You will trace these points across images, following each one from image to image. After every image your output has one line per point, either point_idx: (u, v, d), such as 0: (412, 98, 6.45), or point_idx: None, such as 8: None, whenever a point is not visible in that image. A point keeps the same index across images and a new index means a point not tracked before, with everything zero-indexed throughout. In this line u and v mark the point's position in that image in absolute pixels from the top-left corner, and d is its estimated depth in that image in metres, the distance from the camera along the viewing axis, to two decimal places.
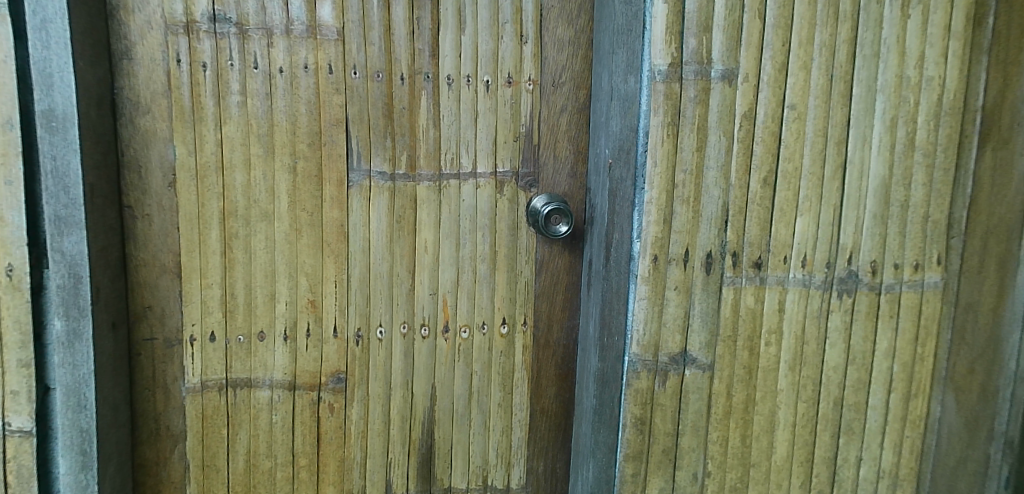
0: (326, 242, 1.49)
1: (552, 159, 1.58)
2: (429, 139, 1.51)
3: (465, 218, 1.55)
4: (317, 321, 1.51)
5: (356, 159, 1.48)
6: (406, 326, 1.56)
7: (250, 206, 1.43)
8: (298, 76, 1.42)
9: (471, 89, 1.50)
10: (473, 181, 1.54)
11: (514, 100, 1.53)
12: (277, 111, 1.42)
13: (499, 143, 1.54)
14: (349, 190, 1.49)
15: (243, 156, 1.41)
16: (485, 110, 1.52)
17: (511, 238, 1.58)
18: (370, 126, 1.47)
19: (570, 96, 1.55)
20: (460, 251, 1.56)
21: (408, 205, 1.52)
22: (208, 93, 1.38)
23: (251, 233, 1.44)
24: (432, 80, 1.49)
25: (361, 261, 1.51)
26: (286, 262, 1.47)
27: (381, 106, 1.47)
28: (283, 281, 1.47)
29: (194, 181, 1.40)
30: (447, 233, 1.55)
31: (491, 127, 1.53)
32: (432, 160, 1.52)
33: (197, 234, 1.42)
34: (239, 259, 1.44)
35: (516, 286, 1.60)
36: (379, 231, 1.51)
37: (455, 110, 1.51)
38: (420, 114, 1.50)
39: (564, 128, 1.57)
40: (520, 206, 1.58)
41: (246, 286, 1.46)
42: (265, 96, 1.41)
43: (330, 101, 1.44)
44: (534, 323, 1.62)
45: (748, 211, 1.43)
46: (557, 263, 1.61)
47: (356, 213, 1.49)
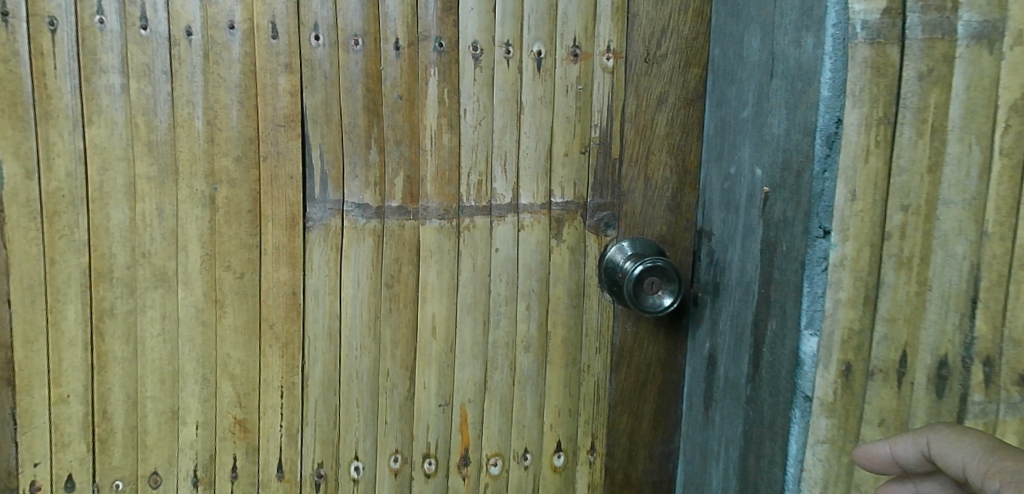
0: (267, 322, 0.89)
1: (642, 182, 0.97)
2: (443, 151, 0.91)
3: (500, 280, 0.94)
4: (251, 453, 0.90)
5: (320, 184, 0.89)
6: (399, 458, 0.94)
7: (136, 264, 0.85)
8: (221, 43, 0.84)
9: (512, 68, 0.91)
10: (512, 219, 0.94)
11: (584, 84, 0.94)
12: (183, 101, 0.84)
13: (555, 156, 0.95)
14: (307, 234, 0.90)
15: (124, 178, 0.84)
16: (534, 102, 0.93)
17: (574, 312, 0.97)
18: (343, 126, 0.88)
19: (672, 80, 0.96)
20: (489, 336, 0.95)
21: (406, 258, 0.92)
22: (60, 70, 0.80)
23: (139, 307, 0.86)
24: (446, 50, 0.89)
25: (325, 354, 0.90)
26: (198, 357, 0.87)
27: (360, 94, 0.88)
28: (193, 389, 0.87)
29: (38, 221, 0.82)
30: (470, 306, 0.94)
31: (543, 130, 0.93)
32: (445, 186, 0.92)
33: (44, 314, 0.83)
34: (116, 352, 0.85)
35: (577, 391, 0.98)
36: (358, 302, 0.91)
37: (486, 102, 0.91)
38: (428, 108, 0.90)
39: (661, 133, 0.96)
40: (589, 260, 0.97)
41: (130, 398, 0.86)
42: (160, 75, 0.83)
43: (274, 85, 0.86)
44: (607, 450, 1.00)
45: (1014, 282, 0.79)
46: (646, 353, 0.99)
47: (318, 274, 0.90)
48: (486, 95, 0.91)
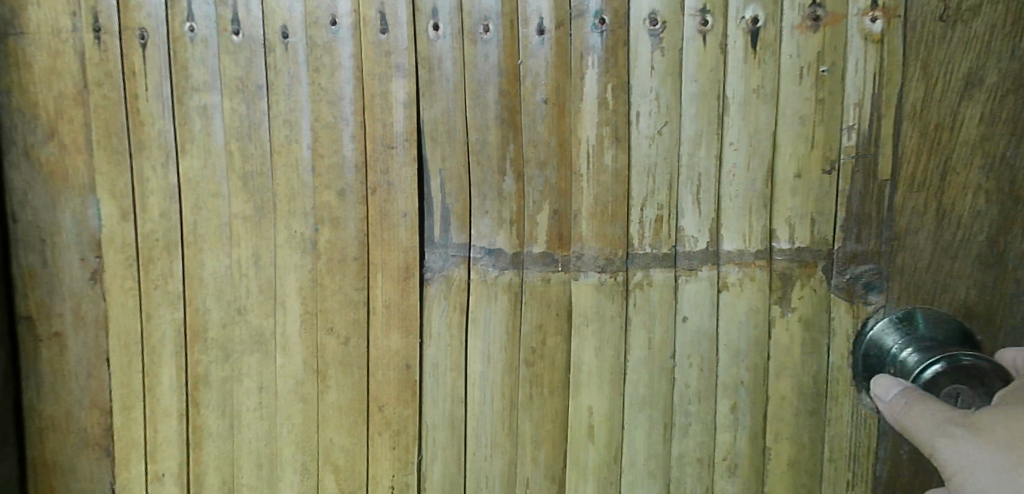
0: (375, 403, 0.69)
1: (931, 220, 0.61)
2: (608, 175, 0.63)
3: (689, 365, 0.64)
4: None
5: (441, 223, 0.66)
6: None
7: (232, 322, 0.71)
8: (324, 45, 0.65)
9: (711, 47, 0.61)
10: (710, 273, 0.63)
11: (828, 63, 0.60)
12: (281, 121, 0.67)
13: (779, 179, 0.62)
14: (425, 289, 0.67)
15: (218, 219, 0.69)
16: (746, 97, 0.61)
17: (810, 422, 0.64)
18: (470, 144, 0.65)
19: (985, 50, 0.59)
20: (672, 447, 0.65)
21: (552, 327, 0.65)
22: (152, 91, 0.68)
23: (235, 374, 0.71)
24: (611, 29, 0.61)
25: (446, 450, 0.68)
26: (297, 440, 0.71)
27: (491, 99, 0.63)
28: (291, 479, 0.72)
29: (134, 269, 0.71)
30: (644, 400, 0.65)
31: (761, 140, 0.61)
32: (609, 226, 0.63)
33: (140, 377, 0.73)
34: (212, 426, 0.73)
35: None
36: (488, 385, 0.67)
37: (670, 102, 0.61)
38: (586, 113, 0.62)
39: (966, 140, 0.60)
40: (834, 341, 0.63)
41: (226, 483, 0.73)
42: (254, 91, 0.67)
43: (386, 95, 0.65)
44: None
45: None
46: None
47: (438, 343, 0.67)
48: (672, 91, 0.61)
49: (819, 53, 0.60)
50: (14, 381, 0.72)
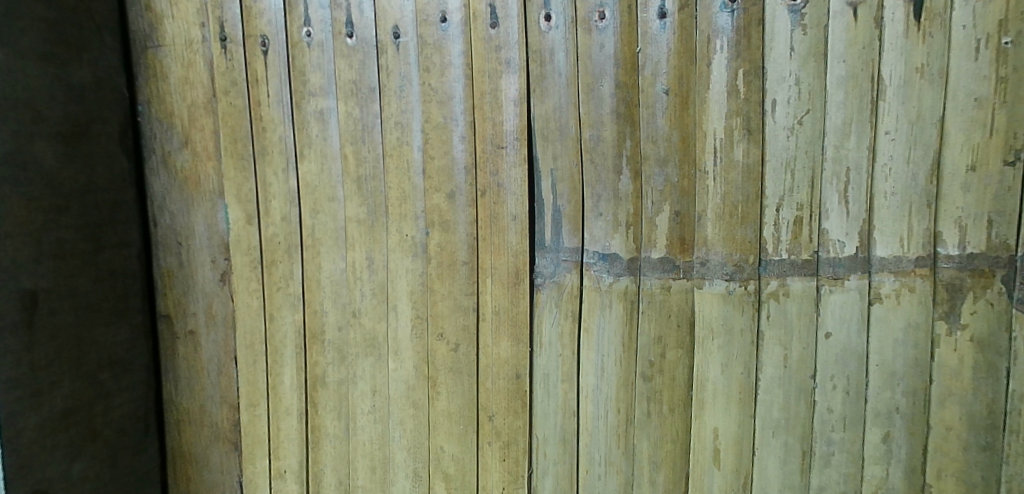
0: (485, 411, 0.67)
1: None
2: (738, 171, 0.57)
3: (832, 386, 0.56)
4: None
5: (553, 225, 0.63)
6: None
7: (348, 325, 0.72)
8: (433, 44, 0.64)
9: (863, 22, 0.53)
10: (859, 283, 0.55)
11: (1012, 33, 0.50)
12: (392, 123, 0.66)
13: (947, 172, 0.52)
14: (535, 295, 0.64)
15: (334, 222, 0.71)
16: (907, 77, 0.52)
17: (983, 459, 0.53)
18: (583, 141, 0.61)
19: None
20: (811, 480, 0.58)
21: (673, 339, 0.60)
22: (273, 98, 0.70)
23: (350, 376, 0.73)
24: (744, 7, 0.55)
25: (557, 465, 0.65)
26: (409, 445, 0.71)
27: (608, 92, 0.59)
28: (403, 484, 0.72)
29: (258, 271, 0.74)
30: (780, 425, 0.58)
31: (924, 128, 0.52)
32: (736, 229, 0.57)
33: (264, 376, 0.76)
34: (329, 427, 0.74)
35: None
36: (602, 398, 0.63)
37: (812, 87, 0.54)
38: (714, 105, 0.57)
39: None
40: (1016, 366, 0.52)
41: (342, 484, 0.75)
42: (367, 94, 0.67)
43: (496, 93, 0.62)
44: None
45: None
46: None
47: (550, 352, 0.64)
48: (815, 74, 0.54)
49: (1002, 21, 0.50)
50: (155, 369, 0.80)
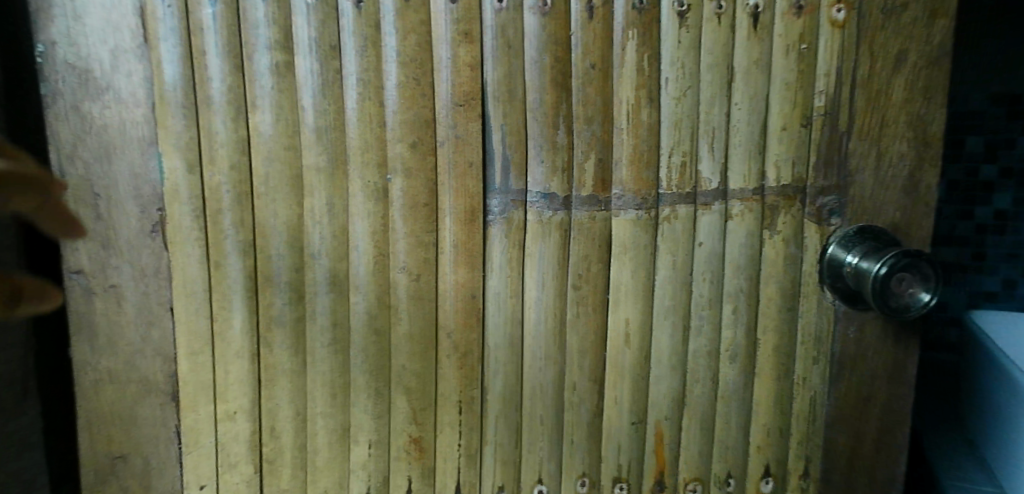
0: (443, 329, 0.79)
1: (872, 159, 0.78)
2: (643, 129, 0.77)
3: (703, 279, 0.80)
4: (426, 474, 0.83)
5: (502, 172, 0.77)
6: (587, 482, 0.84)
7: (303, 266, 0.77)
8: (395, 12, 0.72)
9: (723, 27, 0.76)
10: (720, 207, 0.79)
11: (805, 42, 0.77)
12: (353, 80, 0.73)
13: (770, 130, 0.79)
14: (487, 229, 0.77)
15: (292, 171, 0.75)
16: (747, 68, 0.77)
17: (786, 317, 0.82)
18: (527, 103, 0.75)
19: (911, 38, 0.76)
20: (689, 346, 0.82)
21: (594, 255, 0.79)
22: (221, 49, 0.71)
23: (307, 313, 0.78)
24: (647, 8, 0.75)
25: (506, 367, 0.80)
26: (370, 369, 0.80)
27: (547, 63, 0.74)
28: (364, 404, 0.80)
29: (198, 220, 0.74)
30: (669, 311, 0.81)
31: (758, 101, 0.78)
32: (641, 171, 0.78)
33: (208, 323, 0.77)
34: (284, 364, 0.79)
35: (785, 405, 0.84)
36: (542, 307, 0.79)
37: (692, 69, 0.76)
38: (628, 79, 0.76)
39: (898, 99, 0.77)
40: (806, 255, 0.81)
41: (299, 414, 0.80)
42: (328, 52, 0.73)
43: (452, 59, 0.74)
44: (824, 477, 0.84)
45: None
46: (871, 363, 0.82)
47: (499, 275, 0.78)
48: (693, 60, 0.76)
49: (801, 34, 0.77)
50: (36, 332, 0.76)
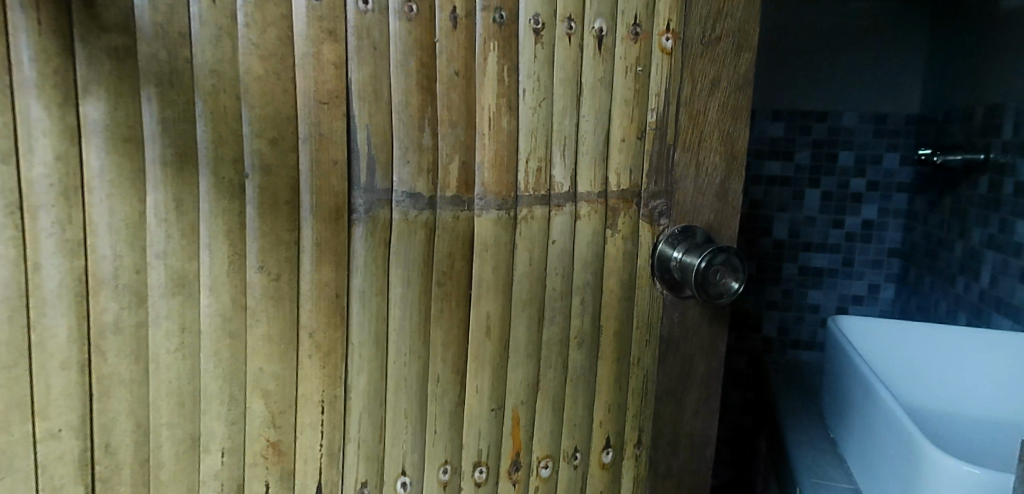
0: (305, 329, 0.77)
1: (692, 169, 0.88)
2: (503, 134, 0.82)
3: (555, 274, 0.87)
4: (284, 477, 0.80)
5: (367, 171, 0.77)
6: (449, 469, 0.87)
7: (146, 268, 0.71)
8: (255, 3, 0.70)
9: (574, 46, 0.84)
10: (570, 207, 0.87)
11: (640, 65, 0.87)
12: (207, 70, 0.69)
13: (613, 140, 0.88)
14: (351, 228, 0.77)
15: (134, 164, 0.68)
16: (594, 83, 0.85)
17: (624, 306, 0.91)
18: (392, 105, 0.77)
19: (722, 67, 0.86)
20: (542, 335, 0.88)
21: (456, 252, 0.82)
22: (44, 26, 0.63)
23: (149, 318, 0.72)
24: (506, 22, 0.80)
25: (370, 363, 0.81)
26: (224, 373, 0.75)
27: (412, 67, 0.76)
28: (217, 411, 0.76)
29: (13, 218, 0.65)
30: (525, 303, 0.87)
31: (602, 114, 0.86)
32: (502, 174, 0.83)
33: (24, 333, 0.67)
34: (122, 374, 0.72)
35: (623, 383, 0.93)
36: (406, 304, 0.81)
37: (545, 82, 0.83)
38: (490, 88, 0.80)
39: (713, 118, 0.87)
40: (641, 251, 0.91)
41: (140, 427, 0.74)
42: (175, 39, 0.68)
43: (317, 56, 0.73)
44: (652, 444, 0.95)
45: None
46: (692, 342, 0.92)
47: (363, 274, 0.78)
48: (546, 74, 0.83)
49: (637, 58, 0.86)
50: None
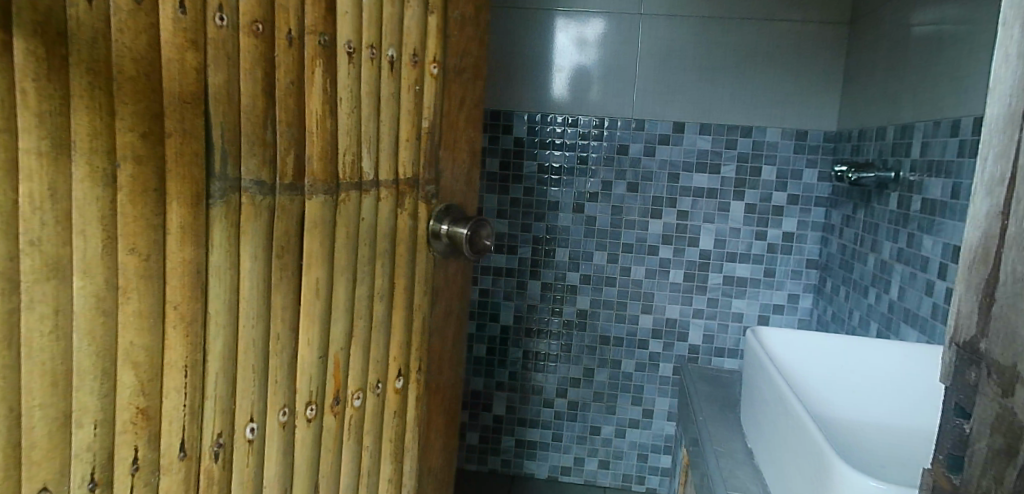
0: (170, 303, 0.83)
1: (450, 162, 1.15)
2: (322, 133, 0.97)
3: (364, 243, 1.06)
4: (151, 440, 0.83)
5: (220, 161, 0.85)
6: (287, 411, 0.99)
7: (21, 253, 0.69)
8: (130, 10, 0.75)
9: (375, 68, 1.04)
10: (376, 190, 1.06)
11: (417, 85, 1.10)
12: (83, 69, 0.71)
13: (403, 140, 1.09)
14: (208, 210, 0.85)
15: (9, 154, 0.67)
16: (390, 95, 1.06)
17: (409, 265, 1.13)
18: (242, 107, 0.87)
19: (468, 86, 1.19)
20: (357, 290, 1.06)
21: (289, 230, 0.95)
22: None
23: (22, 303, 0.70)
24: (328, 44, 0.97)
25: (223, 328, 0.89)
26: (96, 350, 0.76)
27: (258, 76, 0.89)
28: (91, 387, 0.76)
29: None
30: (345, 267, 1.04)
31: (397, 118, 1.08)
32: (322, 164, 0.97)
33: None
34: None
35: (411, 327, 1.16)
36: (254, 273, 0.91)
37: (356, 91, 1.01)
38: (314, 95, 0.96)
39: (462, 126, 1.17)
40: (420, 223, 1.13)
41: (13, 411, 0.70)
42: (53, 40, 0.69)
43: (181, 60, 0.80)
44: (427, 369, 1.20)
45: None
46: (454, 284, 1.21)
47: (219, 250, 0.86)
48: (355, 87, 1.01)
49: (416, 78, 1.11)
50: None
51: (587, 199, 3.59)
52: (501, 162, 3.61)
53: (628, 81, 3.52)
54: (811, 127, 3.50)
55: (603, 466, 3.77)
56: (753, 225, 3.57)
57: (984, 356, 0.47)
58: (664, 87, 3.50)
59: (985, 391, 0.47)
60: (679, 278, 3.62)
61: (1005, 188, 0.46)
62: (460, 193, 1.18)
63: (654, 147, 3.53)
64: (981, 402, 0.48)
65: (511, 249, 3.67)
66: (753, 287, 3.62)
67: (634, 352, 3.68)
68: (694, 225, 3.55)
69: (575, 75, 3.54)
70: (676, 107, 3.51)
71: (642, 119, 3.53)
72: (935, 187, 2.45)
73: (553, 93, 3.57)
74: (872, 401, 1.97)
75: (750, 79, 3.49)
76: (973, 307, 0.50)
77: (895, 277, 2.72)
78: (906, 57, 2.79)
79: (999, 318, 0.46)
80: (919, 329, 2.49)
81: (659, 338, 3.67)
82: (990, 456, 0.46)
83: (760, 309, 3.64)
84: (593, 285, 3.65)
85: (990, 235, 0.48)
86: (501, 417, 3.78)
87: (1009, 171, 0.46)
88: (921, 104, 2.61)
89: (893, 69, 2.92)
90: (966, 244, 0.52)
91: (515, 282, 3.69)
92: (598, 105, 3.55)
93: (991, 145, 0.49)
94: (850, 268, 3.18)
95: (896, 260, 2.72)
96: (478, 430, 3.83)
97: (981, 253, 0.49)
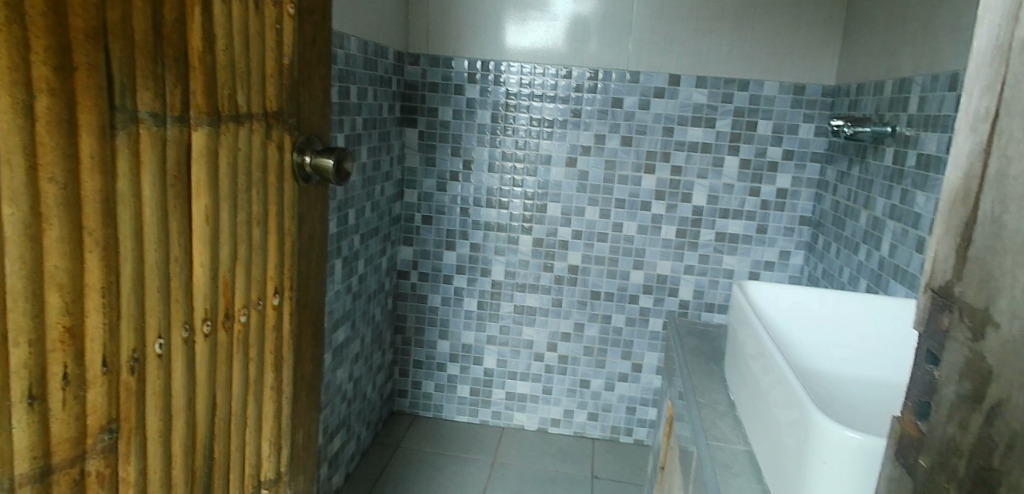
0: (88, 229, 0.84)
1: (307, 97, 1.30)
2: (203, 69, 1.02)
3: (242, 171, 1.13)
4: (78, 359, 0.85)
5: (120, 90, 0.86)
6: (188, 327, 1.05)
7: None
8: None
9: (243, 6, 1.10)
10: (248, 121, 1.14)
11: (279, 24, 1.19)
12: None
13: (269, 77, 1.18)
14: (114, 137, 0.86)
15: None
16: (256, 32, 1.13)
17: (280, 192, 1.24)
18: (138, 39, 0.89)
19: (316, 27, 1.32)
20: (236, 215, 1.13)
21: (180, 160, 0.99)
22: None
23: None
24: None
25: (134, 251, 0.91)
26: (26, 272, 0.77)
27: (147, 10, 0.90)
28: (22, 310, 0.77)
29: None
30: (227, 194, 1.10)
31: (262, 55, 1.16)
32: (204, 96, 1.03)
33: None
34: None
35: (284, 249, 1.28)
36: (154, 198, 0.94)
37: (231, 29, 1.08)
38: (196, 31, 1.00)
39: (314, 64, 1.32)
40: (288, 156, 1.26)
41: None
42: None
43: None
44: (297, 287, 1.35)
45: None
46: (315, 207, 1.39)
47: (125, 177, 0.89)
48: (228, 25, 1.07)
49: (277, 19, 1.19)
50: None
51: (579, 153, 3.55)
52: (492, 115, 3.56)
53: (626, 32, 3.44)
54: (809, 81, 3.43)
55: (591, 418, 3.87)
56: (746, 181, 3.54)
57: (959, 302, 0.43)
58: (655, 40, 3.43)
59: (955, 337, 0.44)
60: (671, 234, 3.61)
61: (990, 122, 0.42)
62: (314, 128, 1.34)
63: (648, 100, 3.47)
64: (950, 346, 0.44)
65: (502, 204, 3.66)
66: (745, 243, 3.61)
67: (624, 306, 3.71)
68: (686, 182, 3.55)
69: (572, 26, 3.45)
70: (672, 60, 3.44)
71: (637, 72, 3.46)
72: (930, 141, 2.38)
73: (547, 43, 3.48)
74: (860, 361, 1.79)
75: (744, 31, 3.40)
76: (950, 252, 0.46)
77: (886, 234, 2.68)
78: (908, 7, 2.69)
79: (974, 260, 0.42)
80: (908, 285, 2.46)
81: (649, 293, 3.69)
82: (956, 403, 0.43)
83: (751, 266, 3.63)
84: (585, 241, 3.65)
85: (970, 175, 0.44)
86: (490, 370, 3.88)
87: (995, 106, 0.42)
88: (922, 55, 2.54)
89: (891, 20, 2.84)
90: (947, 186, 0.47)
91: (504, 237, 3.69)
92: (596, 57, 3.47)
93: (977, 77, 0.45)
94: (843, 225, 3.15)
95: (888, 217, 2.68)
96: (468, 382, 3.91)
97: (960, 194, 0.45)
